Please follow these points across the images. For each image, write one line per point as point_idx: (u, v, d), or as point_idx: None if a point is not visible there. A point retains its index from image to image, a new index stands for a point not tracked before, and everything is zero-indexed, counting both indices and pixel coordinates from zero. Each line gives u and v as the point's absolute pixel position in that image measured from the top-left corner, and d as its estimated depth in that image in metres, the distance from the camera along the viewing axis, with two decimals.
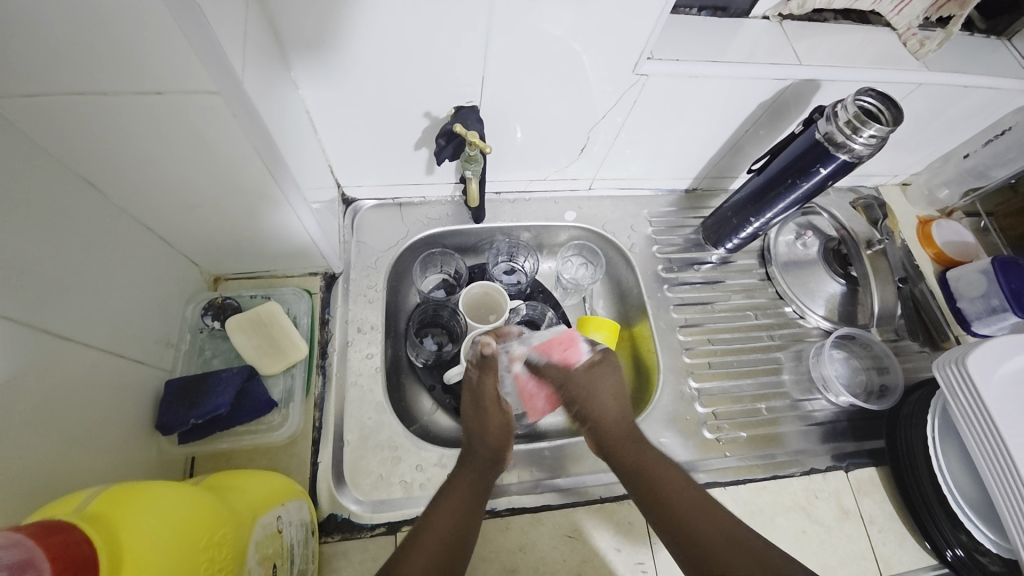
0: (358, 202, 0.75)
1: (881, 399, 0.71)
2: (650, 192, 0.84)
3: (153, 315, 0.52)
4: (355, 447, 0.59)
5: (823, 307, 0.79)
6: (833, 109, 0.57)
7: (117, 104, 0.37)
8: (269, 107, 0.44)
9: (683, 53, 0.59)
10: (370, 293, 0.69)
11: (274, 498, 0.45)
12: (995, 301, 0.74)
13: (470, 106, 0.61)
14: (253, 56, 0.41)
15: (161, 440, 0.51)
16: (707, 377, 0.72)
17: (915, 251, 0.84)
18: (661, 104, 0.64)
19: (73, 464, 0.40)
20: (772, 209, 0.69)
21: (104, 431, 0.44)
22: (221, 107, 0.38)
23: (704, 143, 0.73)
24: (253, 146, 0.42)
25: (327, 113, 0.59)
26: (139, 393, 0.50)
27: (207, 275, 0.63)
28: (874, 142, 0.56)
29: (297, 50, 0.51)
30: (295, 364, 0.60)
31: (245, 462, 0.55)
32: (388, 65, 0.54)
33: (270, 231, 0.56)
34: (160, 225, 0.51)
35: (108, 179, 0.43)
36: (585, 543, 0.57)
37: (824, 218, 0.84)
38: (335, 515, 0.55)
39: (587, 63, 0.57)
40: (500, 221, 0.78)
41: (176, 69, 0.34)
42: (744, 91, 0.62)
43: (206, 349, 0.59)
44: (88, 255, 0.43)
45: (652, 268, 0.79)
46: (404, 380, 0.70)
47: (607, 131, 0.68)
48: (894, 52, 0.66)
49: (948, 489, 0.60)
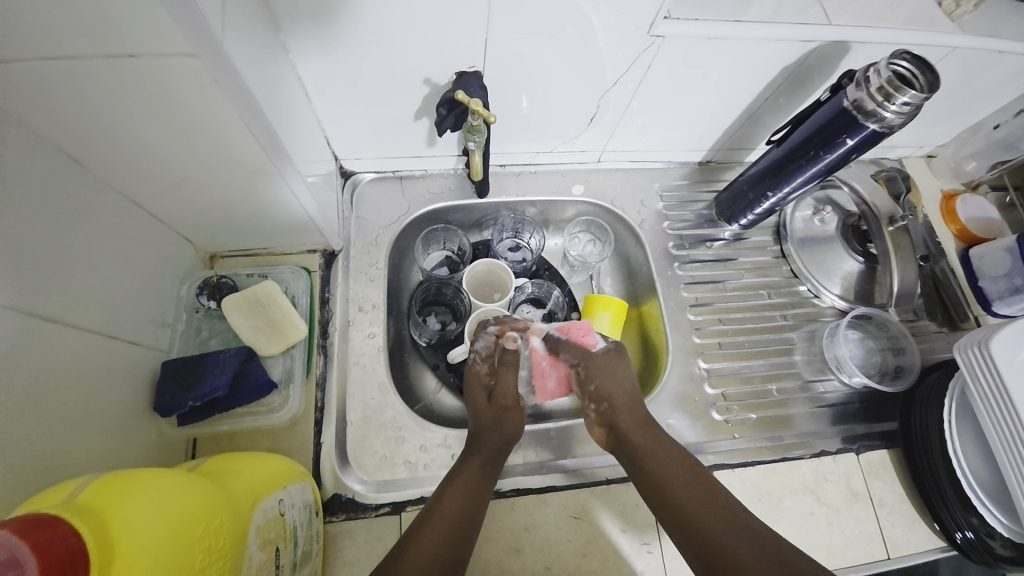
0: (357, 176, 0.72)
1: (895, 380, 0.70)
2: (661, 165, 0.80)
3: (146, 295, 0.51)
4: (358, 427, 0.58)
5: (839, 285, 0.76)
6: (864, 73, 0.53)
7: (89, 69, 0.34)
8: (255, 73, 0.41)
9: (703, 12, 0.55)
10: (371, 271, 0.67)
11: (275, 481, 0.45)
12: (1019, 280, 0.71)
13: (472, 73, 0.57)
14: (235, 16, 0.38)
15: (161, 422, 0.51)
16: (717, 358, 0.70)
17: (937, 228, 0.81)
18: (677, 69, 0.59)
19: (69, 449, 0.39)
20: (791, 184, 0.65)
21: (100, 414, 0.43)
22: (202, 72, 0.35)
23: (721, 113, 0.69)
24: (240, 116, 0.40)
25: (320, 81, 0.56)
26: (136, 375, 0.49)
27: (202, 252, 0.61)
28: (908, 110, 0.52)
29: (284, 11, 0.47)
30: (294, 345, 0.58)
31: (247, 443, 0.55)
32: (383, 28, 0.50)
33: (264, 206, 0.54)
34: (148, 200, 0.49)
35: (91, 152, 0.41)
36: (591, 524, 0.57)
37: (844, 192, 0.79)
38: (339, 495, 0.55)
39: (597, 25, 0.53)
40: (505, 195, 0.75)
41: (147, 29, 0.31)
42: (766, 55, 0.58)
43: (203, 329, 0.57)
44: (76, 234, 0.41)
45: (662, 245, 0.76)
46: (407, 360, 0.69)
47: (617, 100, 0.64)
48: (929, 12, 0.61)
49: (962, 473, 0.59)
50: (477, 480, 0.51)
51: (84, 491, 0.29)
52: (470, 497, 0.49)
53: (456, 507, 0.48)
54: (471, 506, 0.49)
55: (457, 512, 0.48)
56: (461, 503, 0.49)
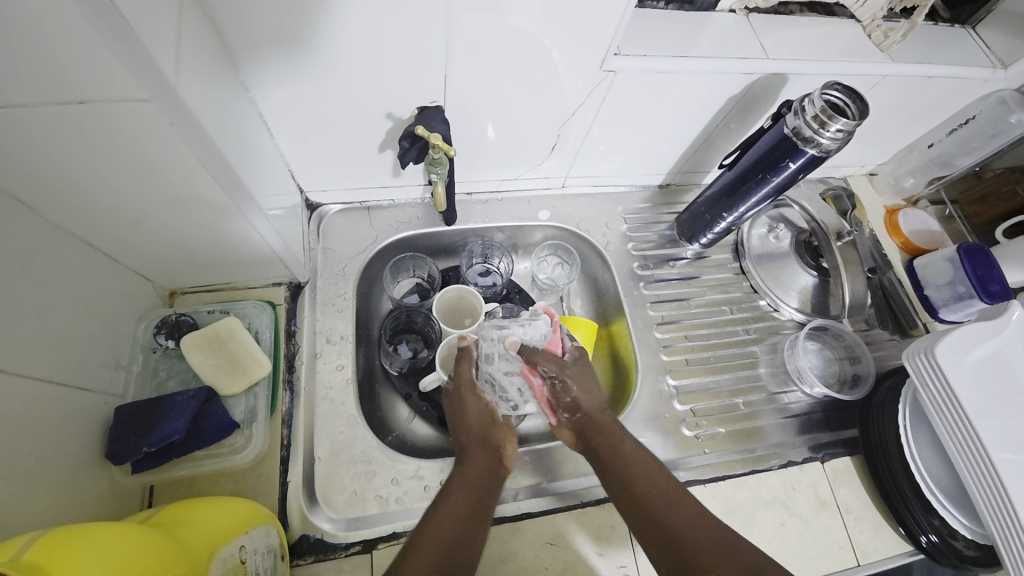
0: (324, 208, 0.72)
1: (853, 389, 0.72)
2: (624, 189, 0.83)
3: (100, 337, 0.49)
4: (327, 463, 0.57)
5: (796, 298, 0.79)
6: (800, 103, 0.56)
7: (36, 116, 0.33)
8: (212, 114, 0.41)
9: (650, 48, 0.58)
10: (339, 302, 0.67)
11: (238, 527, 0.43)
12: (961, 288, 0.75)
13: (434, 107, 0.59)
14: (189, 58, 0.38)
15: (114, 470, 0.48)
16: (685, 375, 0.72)
17: (883, 240, 0.85)
18: (630, 100, 0.63)
19: (17, 506, 0.37)
20: (744, 204, 0.68)
21: (48, 466, 0.41)
22: (155, 116, 0.35)
23: (675, 139, 0.73)
24: (197, 156, 0.40)
25: (283, 115, 0.56)
26: (86, 422, 0.46)
27: (161, 290, 0.59)
28: (842, 137, 0.56)
29: (243, 49, 0.48)
30: (257, 382, 0.57)
31: (208, 488, 0.53)
32: (347, 66, 0.52)
33: (227, 241, 0.53)
34: (103, 240, 0.47)
35: (41, 195, 0.40)
36: (567, 549, 0.56)
37: (795, 210, 0.85)
38: (307, 535, 0.53)
39: (557, 58, 0.55)
40: (473, 222, 0.76)
41: (98, 75, 0.32)
42: (711, 86, 0.62)
43: (161, 370, 0.56)
44: (25, 275, 0.40)
45: (628, 266, 0.78)
46: (378, 390, 0.68)
47: (578, 128, 0.67)
48: (859, 44, 0.66)
49: (920, 476, 0.61)
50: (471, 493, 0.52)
51: (31, 549, 0.28)
52: (466, 517, 0.50)
53: (454, 524, 0.49)
54: (471, 522, 0.50)
55: (451, 538, 0.48)
56: (457, 519, 0.49)
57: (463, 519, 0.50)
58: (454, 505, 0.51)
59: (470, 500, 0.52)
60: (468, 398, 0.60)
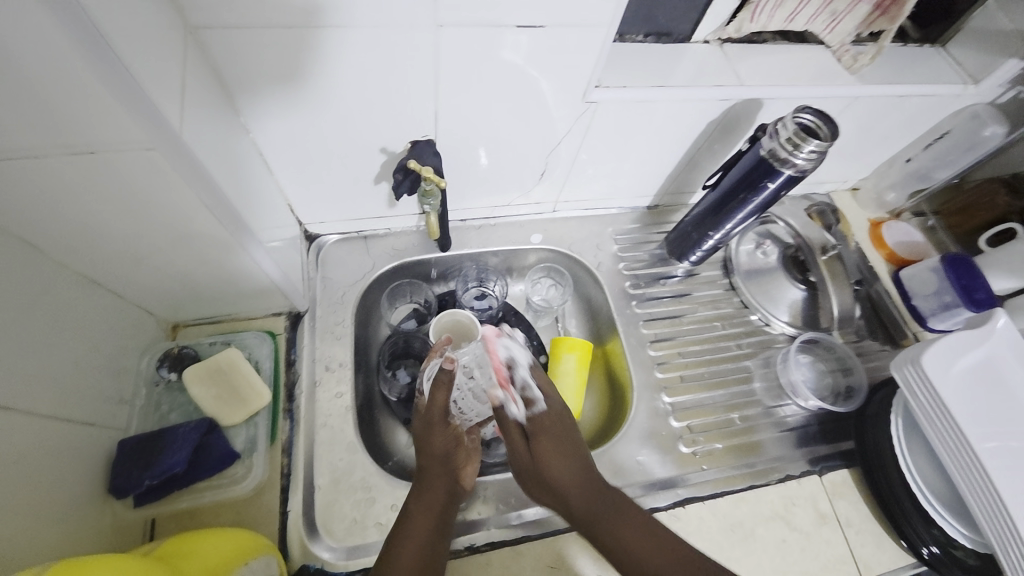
0: (322, 238, 0.74)
1: (848, 401, 0.73)
2: (614, 211, 0.86)
3: (103, 373, 0.50)
4: (327, 491, 0.57)
5: (786, 313, 0.81)
6: (774, 126, 0.59)
7: (49, 166, 0.36)
8: (214, 155, 0.44)
9: (630, 80, 0.61)
10: (337, 329, 0.68)
11: (240, 555, 0.44)
12: (947, 297, 0.77)
13: (425, 140, 0.61)
14: (194, 106, 0.41)
15: (116, 504, 0.49)
16: (681, 391, 0.72)
17: (869, 253, 0.87)
18: (614, 127, 0.66)
19: (23, 541, 0.37)
20: (730, 222, 0.71)
21: (52, 500, 0.42)
22: (161, 161, 0.38)
23: (660, 162, 0.75)
24: (199, 196, 0.42)
25: (282, 154, 0.59)
26: (90, 457, 0.47)
27: (164, 323, 0.61)
28: (815, 157, 0.58)
29: (244, 94, 0.51)
30: (257, 412, 0.58)
31: (209, 519, 0.53)
32: (343, 105, 0.55)
33: (228, 275, 0.55)
34: (107, 277, 0.49)
35: (50, 237, 0.42)
36: (567, 572, 0.56)
37: (780, 226, 0.87)
38: (307, 565, 0.53)
39: (546, 88, 0.58)
40: (467, 247, 0.78)
41: (108, 126, 0.34)
42: (689, 112, 0.65)
43: (163, 403, 0.57)
44: (31, 313, 0.41)
45: (620, 285, 0.80)
46: (377, 416, 0.69)
47: (566, 154, 0.70)
48: (829, 69, 0.69)
49: (916, 486, 0.62)
50: (435, 515, 0.52)
51: None
52: (428, 543, 0.50)
53: (420, 551, 0.49)
54: (434, 548, 0.50)
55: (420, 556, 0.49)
56: (420, 545, 0.49)
57: (428, 548, 0.50)
58: (417, 534, 0.50)
59: (432, 528, 0.51)
60: (436, 429, 0.58)
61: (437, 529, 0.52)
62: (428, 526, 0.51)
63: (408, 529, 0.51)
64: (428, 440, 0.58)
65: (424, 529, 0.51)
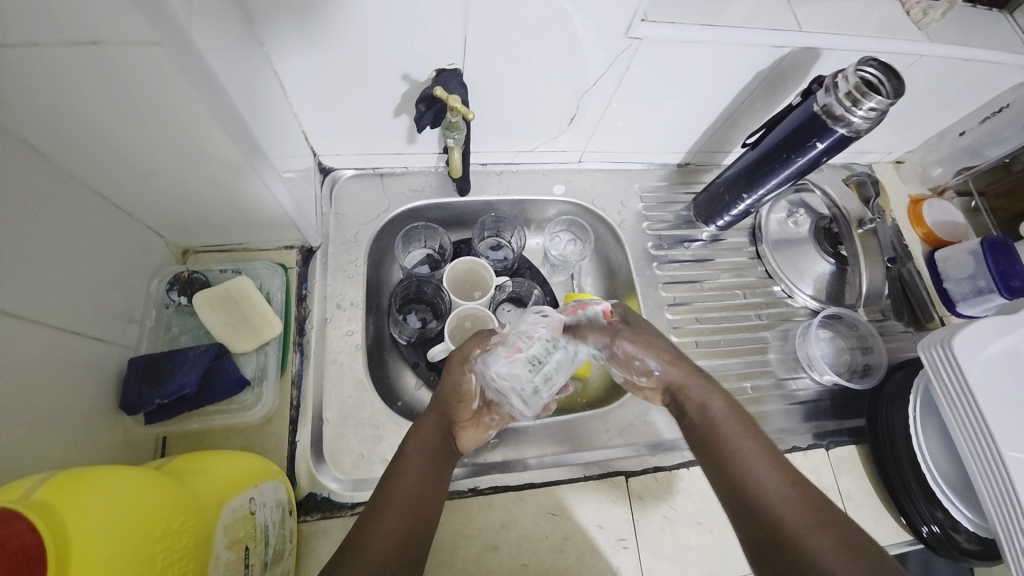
0: (337, 172, 0.71)
1: (863, 378, 0.72)
2: (642, 166, 0.82)
3: (113, 290, 0.49)
4: (335, 426, 0.58)
5: (811, 286, 0.78)
6: (833, 79, 0.54)
7: (50, 57, 0.33)
8: (225, 64, 0.40)
9: (678, 16, 0.56)
10: (350, 268, 0.67)
11: (246, 479, 0.44)
12: (982, 282, 0.74)
13: (452, 69, 0.57)
14: (203, 7, 0.37)
15: (127, 420, 0.49)
16: (694, 357, 0.71)
17: (905, 231, 0.83)
18: (654, 71, 0.61)
19: (35, 447, 0.38)
20: (765, 186, 0.67)
21: (61, 409, 0.42)
22: (166, 61, 0.34)
23: (697, 117, 0.71)
24: (209, 108, 0.39)
25: (298, 76, 0.55)
26: (99, 372, 0.47)
27: (174, 247, 0.60)
28: (874, 116, 0.54)
29: (257, 4, 0.46)
30: (268, 342, 0.57)
31: (220, 442, 0.54)
32: (363, 24, 0.50)
33: (238, 201, 0.53)
34: (115, 193, 0.47)
35: (54, 141, 0.39)
36: (568, 520, 0.57)
37: (816, 195, 0.83)
38: (314, 493, 0.54)
39: (580, 26, 0.53)
40: (486, 194, 0.75)
41: (108, 15, 0.31)
42: (739, 59, 0.59)
43: (173, 325, 0.56)
44: (37, 221, 0.39)
45: (641, 245, 0.77)
46: (387, 357, 0.68)
47: (597, 101, 0.65)
48: (896, 22, 0.63)
49: (926, 466, 0.61)
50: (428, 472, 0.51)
51: (41, 487, 0.28)
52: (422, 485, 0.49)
53: (399, 528, 0.46)
54: (415, 525, 0.47)
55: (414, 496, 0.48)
56: (417, 487, 0.49)
57: (410, 526, 0.47)
58: (399, 510, 0.47)
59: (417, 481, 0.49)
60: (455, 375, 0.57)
61: (433, 480, 0.51)
62: (412, 504, 0.48)
63: (388, 504, 0.47)
64: (420, 427, 0.54)
65: (411, 484, 0.49)
